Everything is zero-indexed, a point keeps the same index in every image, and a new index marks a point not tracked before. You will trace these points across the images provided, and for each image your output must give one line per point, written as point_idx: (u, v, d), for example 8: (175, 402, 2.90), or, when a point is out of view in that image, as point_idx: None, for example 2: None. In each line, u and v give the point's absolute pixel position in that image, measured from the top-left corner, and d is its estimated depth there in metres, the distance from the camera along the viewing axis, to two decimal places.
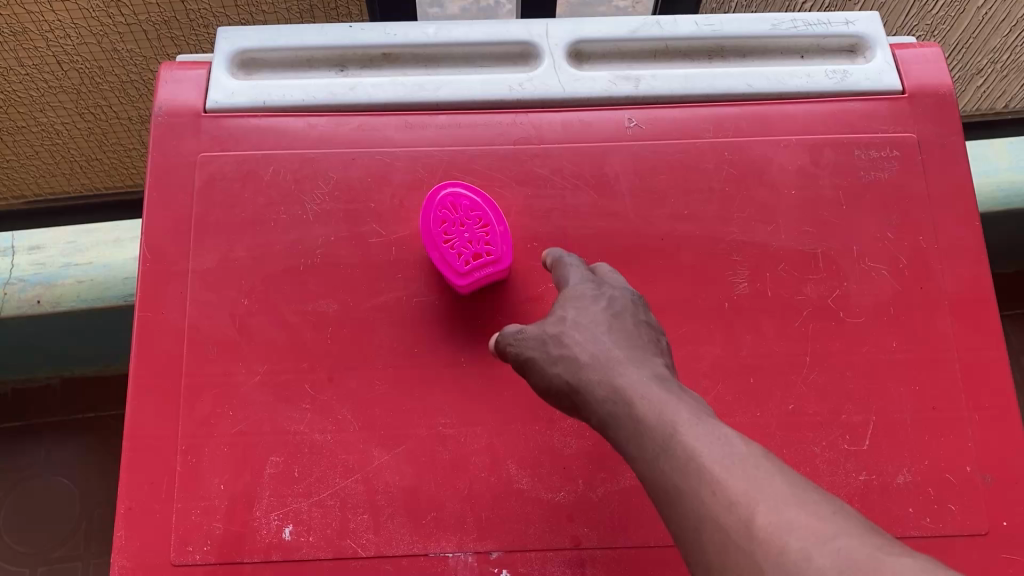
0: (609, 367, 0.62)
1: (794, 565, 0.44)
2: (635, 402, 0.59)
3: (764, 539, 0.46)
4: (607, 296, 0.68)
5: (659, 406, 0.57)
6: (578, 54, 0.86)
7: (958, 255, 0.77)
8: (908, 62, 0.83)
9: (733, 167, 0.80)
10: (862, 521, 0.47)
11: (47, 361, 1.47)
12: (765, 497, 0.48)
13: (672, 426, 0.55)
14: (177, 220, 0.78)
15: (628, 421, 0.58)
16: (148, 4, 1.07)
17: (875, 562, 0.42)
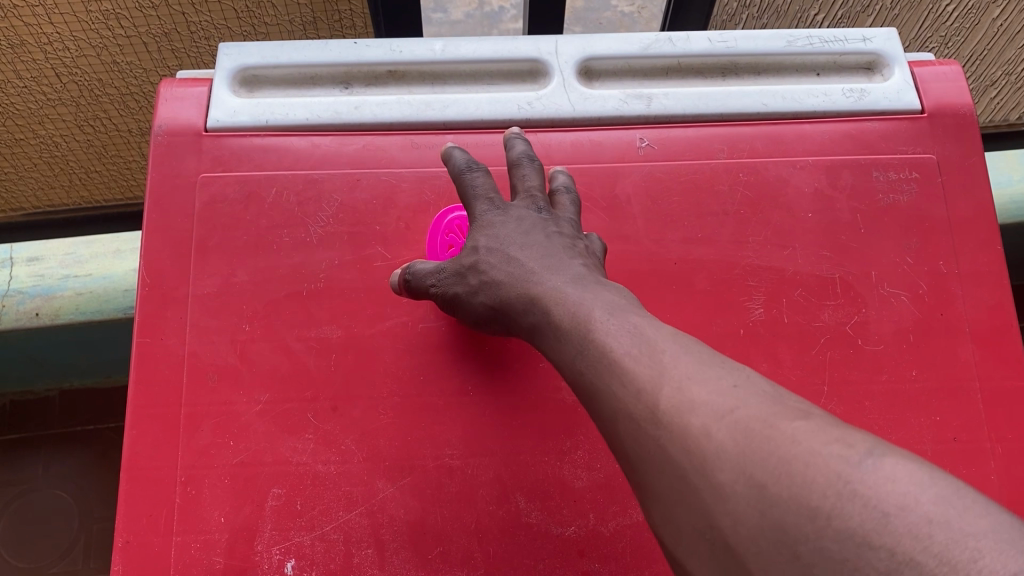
0: (525, 282, 0.63)
1: (695, 443, 0.45)
2: (546, 314, 0.59)
3: (668, 421, 0.46)
4: (517, 213, 0.69)
5: (568, 311, 0.58)
6: (588, 71, 0.84)
7: (979, 281, 0.76)
8: (926, 81, 0.82)
9: (747, 189, 0.78)
10: (758, 383, 0.48)
11: (46, 373, 1.45)
12: (669, 379, 0.48)
13: (585, 323, 0.55)
14: (177, 242, 0.76)
15: (548, 326, 0.59)
16: (149, 16, 1.05)
17: (769, 431, 0.43)
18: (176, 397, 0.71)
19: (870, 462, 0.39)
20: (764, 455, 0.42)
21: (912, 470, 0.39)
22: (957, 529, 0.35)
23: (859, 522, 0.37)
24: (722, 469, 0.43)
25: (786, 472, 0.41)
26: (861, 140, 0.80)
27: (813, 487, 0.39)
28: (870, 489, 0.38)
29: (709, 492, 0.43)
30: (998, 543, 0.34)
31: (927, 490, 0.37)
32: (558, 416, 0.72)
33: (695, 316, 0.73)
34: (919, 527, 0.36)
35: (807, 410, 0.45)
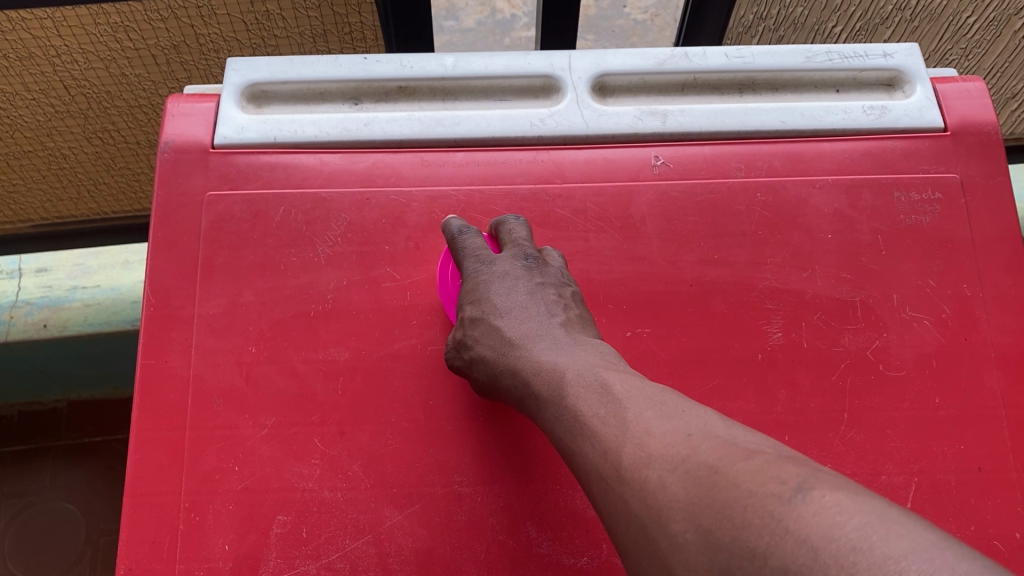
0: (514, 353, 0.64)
1: (653, 495, 0.46)
2: (534, 384, 0.61)
3: (630, 477, 0.48)
4: (500, 277, 0.69)
5: (548, 377, 0.60)
6: (602, 87, 0.82)
7: (1002, 305, 0.74)
8: (950, 98, 0.80)
9: (765, 210, 0.76)
10: (718, 429, 0.49)
11: (53, 384, 1.44)
12: (630, 437, 0.50)
13: (560, 388, 0.58)
14: (182, 262, 0.74)
15: (535, 397, 0.60)
16: (158, 29, 1.04)
17: (715, 476, 0.43)
18: (180, 420, 0.70)
19: (801, 495, 0.40)
20: (710, 501, 0.43)
21: (844, 498, 0.39)
22: (879, 554, 0.35)
23: (791, 558, 0.37)
24: (675, 519, 0.44)
25: (726, 517, 0.41)
26: (883, 159, 0.78)
27: (750, 528, 0.40)
28: (798, 522, 0.38)
29: (665, 542, 0.44)
30: (921, 565, 0.34)
31: (856, 516, 0.37)
32: None
33: (712, 340, 0.71)
34: (844, 556, 0.36)
35: (758, 451, 0.45)
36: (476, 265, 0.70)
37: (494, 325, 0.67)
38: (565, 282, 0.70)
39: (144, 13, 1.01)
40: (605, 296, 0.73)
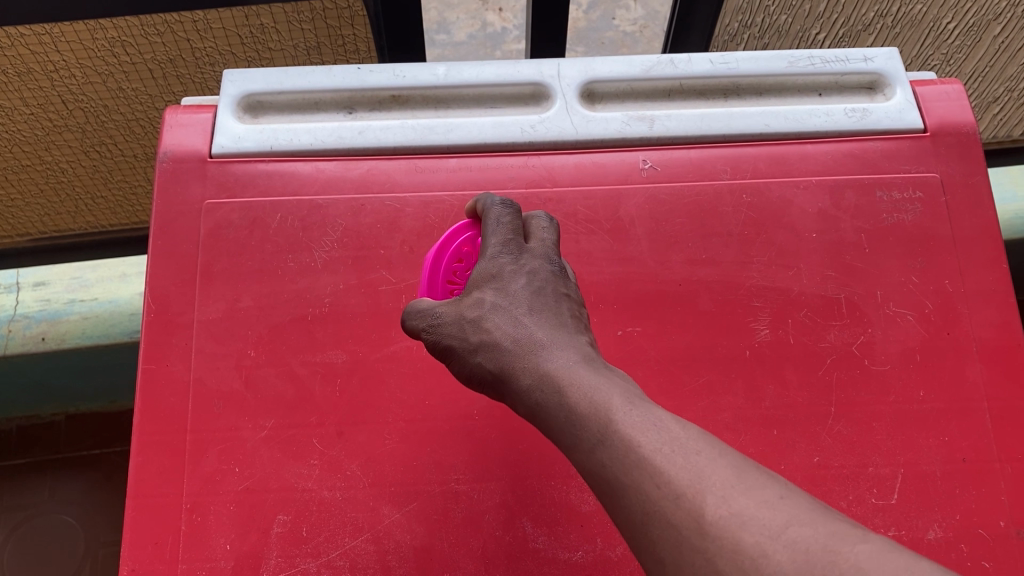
0: (539, 356, 0.56)
1: (751, 562, 0.41)
2: (564, 389, 0.53)
3: (716, 536, 0.43)
4: (526, 269, 0.61)
5: (589, 389, 0.52)
6: (590, 94, 0.84)
7: (984, 300, 0.76)
8: (929, 100, 0.82)
9: (751, 211, 0.78)
10: (804, 500, 0.45)
11: (51, 397, 1.45)
12: (710, 486, 0.45)
13: (607, 412, 0.50)
14: (181, 269, 0.76)
15: (563, 411, 0.52)
16: (154, 43, 1.06)
17: (832, 554, 0.40)
18: (181, 424, 0.71)
19: None
20: None
21: None
22: None
23: None
24: None
25: None
26: (864, 160, 0.80)
27: None
28: None
29: None
30: None
31: None
32: None
33: (701, 338, 0.73)
34: None
35: (862, 533, 0.42)
36: (500, 250, 0.62)
37: (517, 317, 0.58)
38: (580, 304, 0.64)
39: (141, 28, 1.03)
40: (597, 296, 0.75)
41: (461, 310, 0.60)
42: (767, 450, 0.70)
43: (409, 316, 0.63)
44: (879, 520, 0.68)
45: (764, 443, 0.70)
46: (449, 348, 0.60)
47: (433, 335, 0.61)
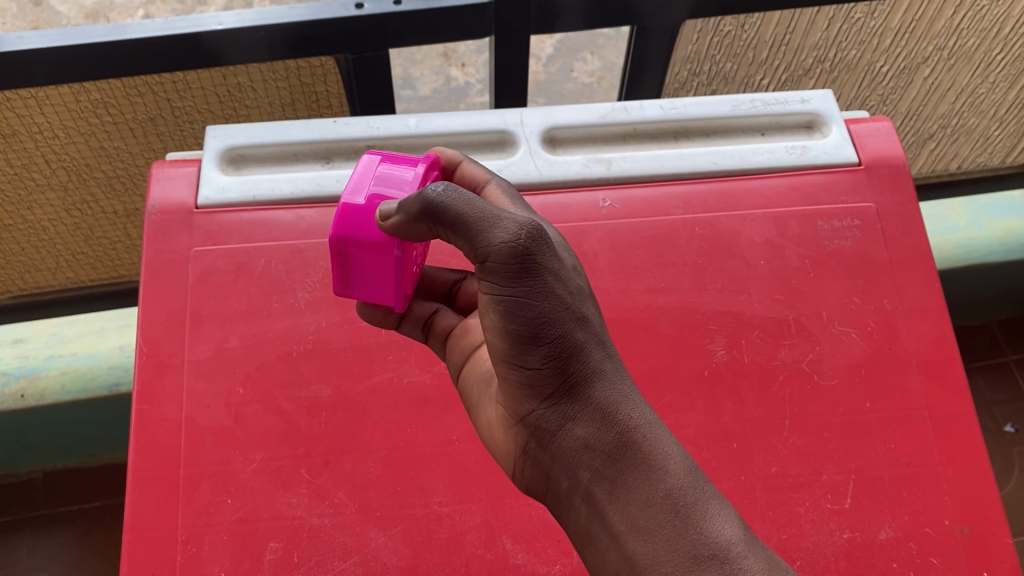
0: (631, 397, 0.58)
1: None
2: (663, 457, 0.55)
3: None
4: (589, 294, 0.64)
5: (689, 474, 0.55)
6: (552, 140, 0.91)
7: (921, 316, 0.82)
8: (862, 136, 0.90)
9: (704, 241, 0.84)
10: None
11: (29, 455, 1.45)
12: None
13: (703, 509, 0.53)
14: (171, 313, 0.80)
15: (661, 480, 0.54)
16: (136, 103, 1.11)
17: None
18: (175, 459, 0.75)
19: None
20: None
21: None
22: None
23: None
24: None
25: None
26: (805, 192, 0.87)
27: None
28: None
29: None
30: None
31: None
32: None
33: (662, 360, 0.78)
34: None
35: None
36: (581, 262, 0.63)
37: (606, 338, 0.59)
38: None
39: (123, 90, 1.08)
40: None
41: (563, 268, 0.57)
42: (728, 462, 0.75)
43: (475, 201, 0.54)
44: (835, 524, 0.73)
45: (725, 455, 0.75)
46: (540, 286, 0.55)
47: (532, 255, 0.54)
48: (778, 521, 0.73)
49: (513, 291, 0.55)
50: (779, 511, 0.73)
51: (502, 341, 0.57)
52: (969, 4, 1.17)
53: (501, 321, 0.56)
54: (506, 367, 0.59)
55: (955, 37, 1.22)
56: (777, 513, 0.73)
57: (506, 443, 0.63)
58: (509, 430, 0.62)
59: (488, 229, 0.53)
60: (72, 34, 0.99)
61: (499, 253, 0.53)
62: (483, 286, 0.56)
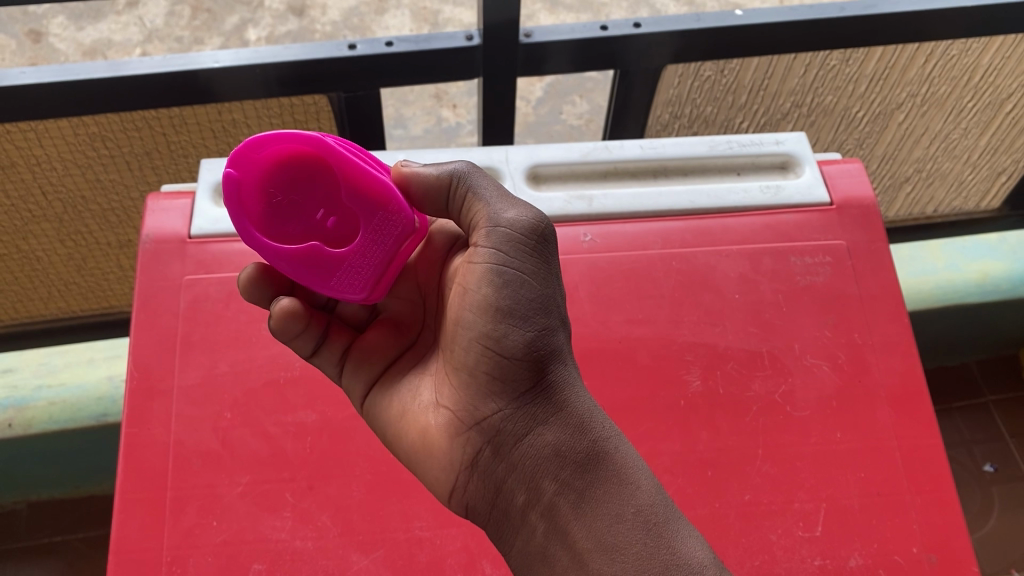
0: (596, 412, 0.68)
1: None
2: (630, 470, 0.65)
3: None
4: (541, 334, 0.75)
5: (652, 486, 0.65)
6: (536, 177, 0.94)
7: (890, 350, 0.85)
8: (834, 177, 0.93)
9: (681, 275, 0.87)
10: None
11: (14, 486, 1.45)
12: None
13: (668, 519, 0.62)
14: (162, 340, 0.82)
15: (632, 491, 0.63)
16: (133, 137, 1.14)
17: None
18: (161, 482, 0.76)
19: None
20: None
21: None
22: None
23: None
24: None
25: None
26: (779, 230, 0.90)
27: None
28: None
29: None
30: None
31: None
32: None
33: (640, 389, 0.81)
34: None
35: None
36: None
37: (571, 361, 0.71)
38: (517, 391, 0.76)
39: (120, 124, 1.12)
40: None
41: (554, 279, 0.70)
42: (702, 489, 0.77)
43: (499, 186, 0.71)
44: (806, 551, 0.75)
45: (699, 483, 0.77)
46: (542, 281, 0.68)
47: (544, 242, 0.68)
48: (751, 548, 0.75)
49: (519, 269, 0.67)
50: (751, 538, 0.75)
51: (490, 322, 0.66)
52: (940, 53, 1.22)
53: (499, 300, 0.66)
54: (481, 357, 0.66)
55: (927, 84, 1.27)
56: (749, 540, 0.75)
57: (453, 450, 0.68)
58: (458, 438, 0.68)
59: (510, 205, 0.68)
60: (66, 70, 1.03)
61: (519, 222, 0.67)
62: (487, 260, 0.67)
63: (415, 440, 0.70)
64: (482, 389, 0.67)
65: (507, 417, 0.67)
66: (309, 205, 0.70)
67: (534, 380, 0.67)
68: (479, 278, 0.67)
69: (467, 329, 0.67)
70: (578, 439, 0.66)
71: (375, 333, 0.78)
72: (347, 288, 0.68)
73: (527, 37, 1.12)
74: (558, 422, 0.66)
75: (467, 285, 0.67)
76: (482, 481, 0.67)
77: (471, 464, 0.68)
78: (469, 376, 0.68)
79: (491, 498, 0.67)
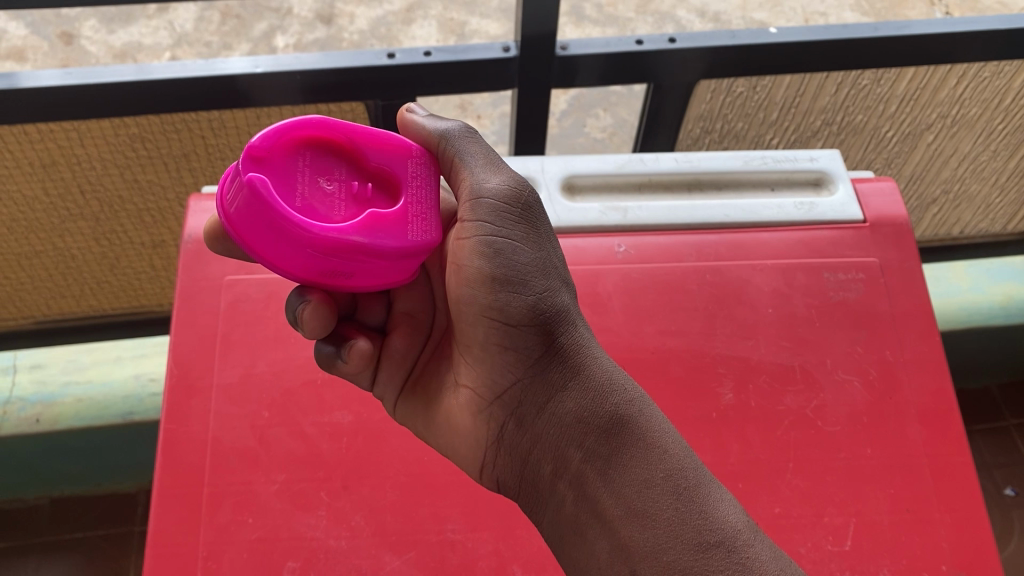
0: (612, 370, 0.69)
1: None
2: (652, 428, 0.65)
3: None
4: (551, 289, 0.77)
5: (676, 444, 0.65)
6: (571, 187, 0.95)
7: (921, 369, 0.85)
8: (867, 196, 0.94)
9: (714, 288, 0.88)
10: None
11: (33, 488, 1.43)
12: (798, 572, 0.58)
13: (694, 475, 0.63)
14: (202, 338, 0.84)
15: (657, 450, 0.64)
16: (171, 139, 1.16)
17: None
18: (199, 477, 0.77)
19: None
20: None
21: None
22: None
23: None
24: None
25: None
26: (812, 246, 0.91)
27: None
28: None
29: None
30: None
31: None
32: None
33: (672, 400, 0.81)
34: None
35: None
36: None
37: (584, 320, 0.72)
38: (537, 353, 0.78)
39: (161, 126, 1.13)
40: None
41: (550, 240, 0.72)
42: None
43: (484, 151, 0.72)
44: (836, 565, 0.75)
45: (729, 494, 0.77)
46: (529, 244, 0.69)
47: (527, 205, 0.69)
48: None
49: (507, 237, 0.68)
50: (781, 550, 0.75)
51: (491, 294, 0.67)
52: (972, 75, 1.23)
53: (496, 272, 0.67)
54: (491, 331, 0.68)
55: (958, 106, 1.28)
56: None
57: (478, 428, 0.71)
58: (481, 414, 0.71)
59: (492, 174, 0.70)
60: (93, 74, 1.05)
61: (496, 192, 0.69)
62: (477, 233, 0.68)
63: (445, 419, 0.74)
64: (496, 364, 0.70)
65: (523, 389, 0.69)
66: (332, 185, 0.65)
67: (541, 349, 0.68)
68: (470, 253, 0.68)
69: (470, 305, 0.68)
70: (596, 404, 0.66)
71: (397, 336, 0.79)
72: (421, 236, 0.65)
73: (563, 49, 1.13)
74: (571, 388, 0.68)
75: (460, 262, 0.69)
76: (508, 455, 0.70)
77: (498, 440, 0.71)
78: (482, 352, 0.70)
79: (519, 472, 0.69)
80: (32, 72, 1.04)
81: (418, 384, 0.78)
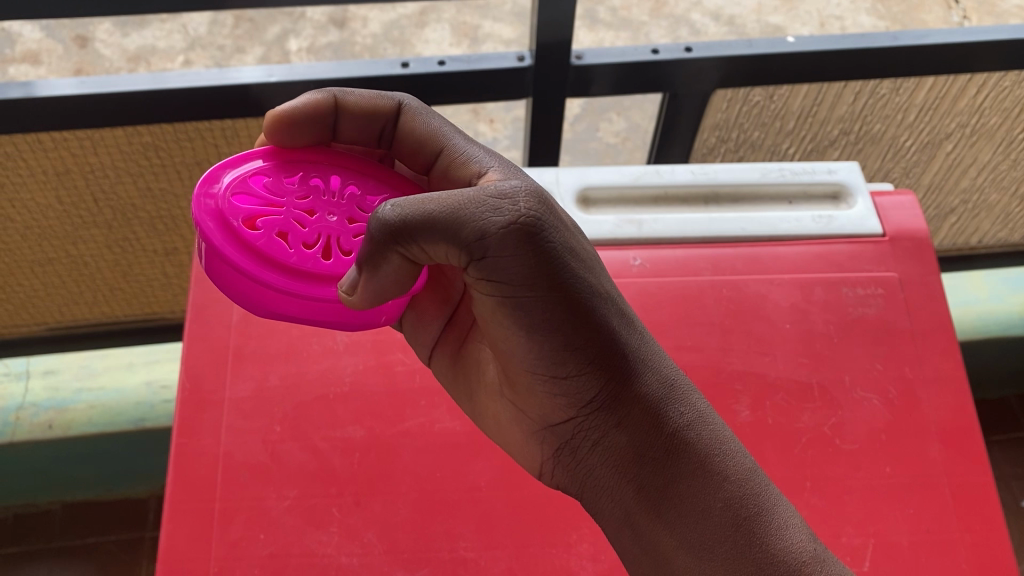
0: (666, 388, 0.64)
1: None
2: (710, 455, 0.62)
3: None
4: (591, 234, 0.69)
5: (734, 467, 0.62)
6: (586, 200, 0.94)
7: (941, 386, 0.84)
8: (886, 209, 0.93)
9: (731, 303, 0.87)
10: None
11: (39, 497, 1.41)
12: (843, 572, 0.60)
13: (752, 500, 0.61)
14: (215, 352, 0.84)
15: (716, 481, 0.61)
16: (184, 148, 1.16)
17: None
18: (210, 492, 0.77)
19: None
20: None
21: None
22: None
23: None
24: None
25: None
26: (830, 260, 0.91)
27: None
28: None
29: None
30: None
31: None
32: (562, 511, 0.77)
33: None
34: None
35: None
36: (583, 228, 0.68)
37: (631, 317, 0.66)
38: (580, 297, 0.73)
39: (174, 134, 1.13)
40: None
41: (574, 249, 0.62)
42: None
43: (445, 201, 0.57)
44: None
45: None
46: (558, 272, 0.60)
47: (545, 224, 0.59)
48: None
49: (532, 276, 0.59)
50: None
51: (529, 340, 0.63)
52: (992, 85, 1.22)
53: (527, 321, 0.61)
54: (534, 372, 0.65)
55: (977, 115, 1.26)
56: None
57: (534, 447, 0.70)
58: (535, 435, 0.70)
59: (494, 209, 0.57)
60: (107, 82, 1.05)
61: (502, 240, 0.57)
62: (494, 287, 0.60)
63: (493, 425, 0.73)
64: (543, 398, 0.67)
65: (574, 425, 0.66)
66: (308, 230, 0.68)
67: (585, 388, 0.64)
68: (496, 306, 0.62)
69: (509, 345, 0.64)
70: (649, 438, 0.63)
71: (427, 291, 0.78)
72: None
73: (578, 59, 1.12)
74: (623, 425, 0.64)
75: (489, 308, 0.63)
76: (566, 476, 0.69)
77: (555, 461, 0.69)
78: (528, 389, 0.67)
79: (576, 493, 0.68)
80: (48, 81, 1.04)
81: (454, 336, 0.77)
